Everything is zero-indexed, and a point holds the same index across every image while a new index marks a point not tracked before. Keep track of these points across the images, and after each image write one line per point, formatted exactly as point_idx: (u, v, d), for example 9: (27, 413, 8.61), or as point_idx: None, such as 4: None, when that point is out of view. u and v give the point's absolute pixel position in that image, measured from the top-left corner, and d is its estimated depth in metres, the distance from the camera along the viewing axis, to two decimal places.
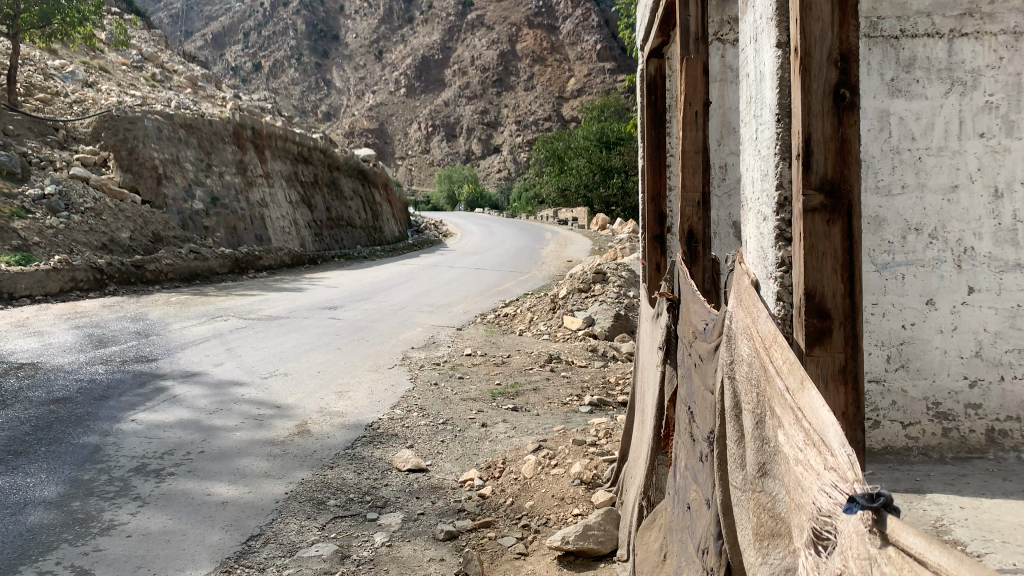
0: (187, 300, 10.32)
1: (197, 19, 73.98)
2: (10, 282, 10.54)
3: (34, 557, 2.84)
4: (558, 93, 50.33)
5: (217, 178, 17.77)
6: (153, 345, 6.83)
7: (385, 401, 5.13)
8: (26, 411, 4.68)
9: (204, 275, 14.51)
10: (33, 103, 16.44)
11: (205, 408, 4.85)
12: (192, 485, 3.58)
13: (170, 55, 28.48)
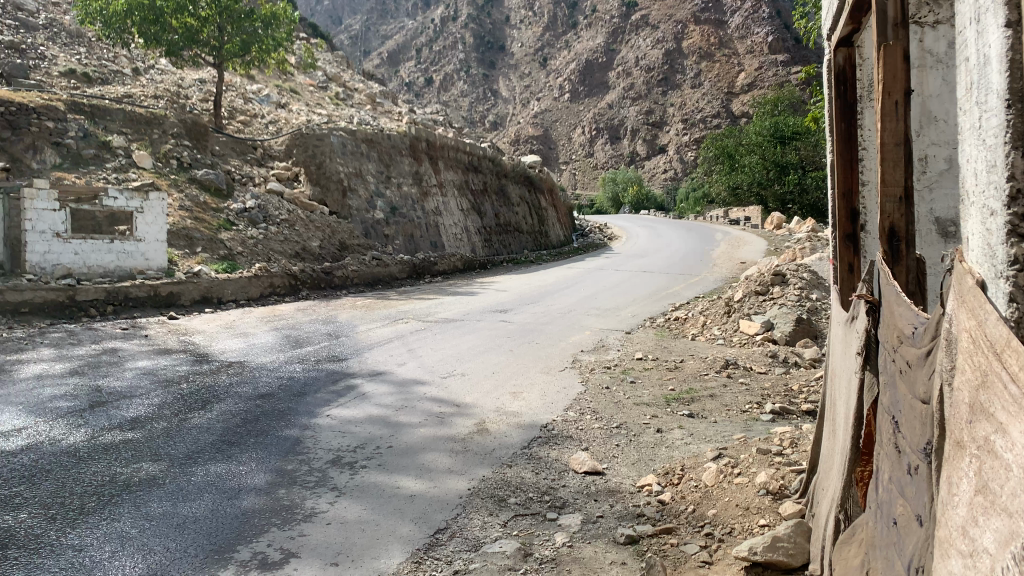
0: (370, 304, 10.98)
1: (374, 38, 78.91)
2: (219, 288, 11.73)
3: (248, 539, 3.12)
4: (728, 88, 47.96)
5: (396, 189, 18.75)
6: (342, 346, 7.30)
7: (558, 403, 5.18)
8: (238, 404, 5.17)
9: (384, 280, 15.34)
10: (235, 125, 18.24)
11: (391, 405, 5.13)
12: (383, 477, 3.80)
13: (351, 74, 30.57)
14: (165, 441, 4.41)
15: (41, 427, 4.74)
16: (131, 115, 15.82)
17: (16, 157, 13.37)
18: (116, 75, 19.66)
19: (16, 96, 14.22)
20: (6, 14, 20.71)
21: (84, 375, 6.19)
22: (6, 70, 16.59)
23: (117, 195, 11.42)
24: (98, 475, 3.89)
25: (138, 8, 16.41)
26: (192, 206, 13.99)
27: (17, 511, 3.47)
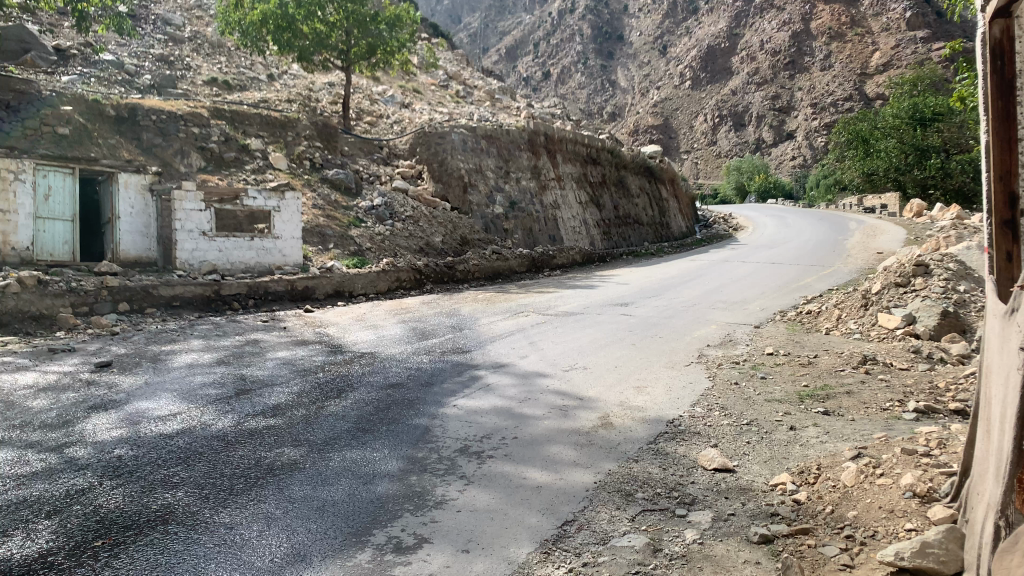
0: (492, 297, 11.15)
1: (492, 34, 79.68)
2: (350, 282, 12.23)
3: (384, 523, 3.24)
4: (861, 69, 45.05)
5: (515, 183, 18.92)
6: (466, 339, 7.44)
7: (684, 398, 5.09)
8: (370, 394, 5.38)
9: (504, 274, 15.53)
10: (363, 126, 19.09)
11: (515, 396, 5.20)
12: (509, 467, 3.86)
13: (471, 71, 31.14)
14: (303, 427, 4.64)
15: (195, 412, 5.12)
16: (267, 119, 16.81)
17: (167, 162, 14.53)
18: (253, 82, 20.86)
19: (166, 105, 15.47)
20: (157, 29, 22.38)
21: (230, 364, 6.62)
22: (157, 82, 17.96)
23: (256, 195, 12.17)
24: (244, 458, 4.15)
25: (272, 16, 17.10)
26: (324, 205, 14.67)
27: (175, 490, 3.76)
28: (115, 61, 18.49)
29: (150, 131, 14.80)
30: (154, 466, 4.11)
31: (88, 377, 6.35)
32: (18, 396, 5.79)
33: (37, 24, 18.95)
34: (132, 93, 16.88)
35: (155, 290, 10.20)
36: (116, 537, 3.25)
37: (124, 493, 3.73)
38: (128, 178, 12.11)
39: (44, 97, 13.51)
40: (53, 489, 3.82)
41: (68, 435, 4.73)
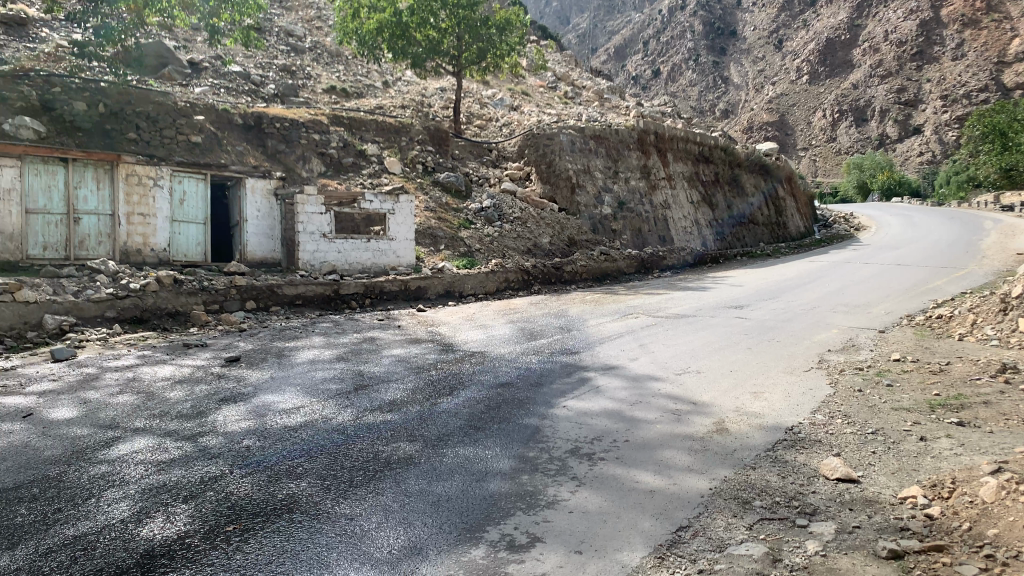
0: (600, 298, 11.10)
1: (601, 34, 79.15)
2: (460, 283, 12.46)
3: (497, 520, 3.29)
4: (998, 58, 42.10)
5: (624, 183, 18.77)
6: (575, 340, 7.44)
7: (804, 405, 4.91)
8: (482, 392, 5.46)
9: (613, 275, 15.43)
10: (473, 129, 19.82)
11: (626, 399, 5.16)
12: (621, 470, 3.83)
13: (580, 72, 31.13)
14: (418, 423, 4.76)
15: (316, 406, 5.34)
16: (382, 125, 17.66)
17: (291, 168, 15.56)
18: (368, 89, 21.62)
19: (290, 113, 16.55)
20: (281, 41, 23.54)
21: (348, 360, 6.88)
22: (281, 90, 18.90)
23: (374, 199, 12.55)
24: (363, 452, 4.30)
25: (387, 25, 17.61)
26: (436, 207, 15.28)
27: (298, 481, 3.93)
28: (243, 72, 19.56)
29: (274, 138, 15.84)
30: (279, 456, 4.32)
31: (218, 371, 6.75)
32: (158, 387, 6.22)
33: (173, 39, 20.30)
34: (258, 103, 17.88)
35: (279, 288, 10.73)
36: (246, 523, 3.43)
37: (253, 482, 3.94)
38: (254, 183, 12.76)
39: (179, 108, 14.88)
40: (189, 475, 4.08)
41: (202, 425, 5.04)
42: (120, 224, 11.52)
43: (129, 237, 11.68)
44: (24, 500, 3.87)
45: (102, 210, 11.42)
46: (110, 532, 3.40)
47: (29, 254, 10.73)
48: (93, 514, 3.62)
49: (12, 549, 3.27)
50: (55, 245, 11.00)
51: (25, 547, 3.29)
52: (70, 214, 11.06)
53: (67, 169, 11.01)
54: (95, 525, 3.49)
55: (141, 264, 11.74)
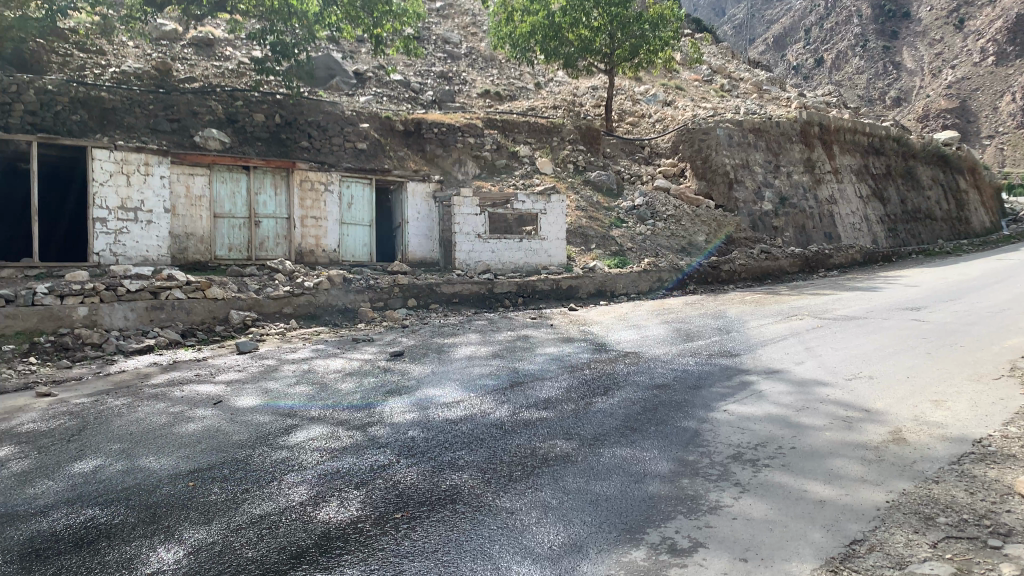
0: (760, 298, 10.70)
1: (759, 23, 75.98)
2: (613, 282, 12.41)
3: (657, 523, 3.25)
4: None
5: (785, 178, 17.97)
6: (734, 341, 7.22)
7: (995, 416, 4.51)
8: (638, 393, 5.42)
9: (773, 274, 14.81)
10: (625, 127, 19.74)
11: (791, 404, 4.94)
12: (789, 479, 3.67)
13: (737, 64, 30.16)
14: (574, 422, 4.79)
15: (475, 401, 5.50)
16: (534, 126, 18.03)
17: (447, 171, 16.31)
18: (521, 91, 22.00)
19: (447, 118, 17.33)
20: (438, 48, 24.43)
21: (504, 358, 7.03)
22: (438, 96, 19.65)
23: (525, 200, 12.75)
24: (522, 447, 4.39)
25: (540, 27, 17.98)
26: (587, 206, 15.41)
27: (460, 472, 4.07)
28: (403, 80, 20.47)
29: (433, 143, 16.71)
30: (442, 448, 4.48)
31: (384, 364, 7.10)
32: (330, 379, 6.64)
33: (340, 51, 21.52)
34: (417, 109, 18.69)
35: (437, 287, 11.14)
36: (412, 511, 3.59)
37: (417, 472, 4.11)
38: (415, 187, 13.31)
39: (347, 117, 16.04)
40: (361, 463, 4.32)
41: (370, 415, 5.32)
42: (295, 226, 12.35)
43: (303, 239, 12.50)
44: (218, 479, 4.25)
45: (280, 214, 12.31)
46: (291, 513, 3.66)
47: (217, 255, 11.80)
48: (277, 495, 3.93)
49: (209, 524, 3.61)
50: (238, 246, 12.00)
51: (220, 523, 3.61)
52: (251, 218, 12.06)
53: (248, 176, 12.02)
54: (277, 505, 3.77)
55: (314, 264, 12.54)
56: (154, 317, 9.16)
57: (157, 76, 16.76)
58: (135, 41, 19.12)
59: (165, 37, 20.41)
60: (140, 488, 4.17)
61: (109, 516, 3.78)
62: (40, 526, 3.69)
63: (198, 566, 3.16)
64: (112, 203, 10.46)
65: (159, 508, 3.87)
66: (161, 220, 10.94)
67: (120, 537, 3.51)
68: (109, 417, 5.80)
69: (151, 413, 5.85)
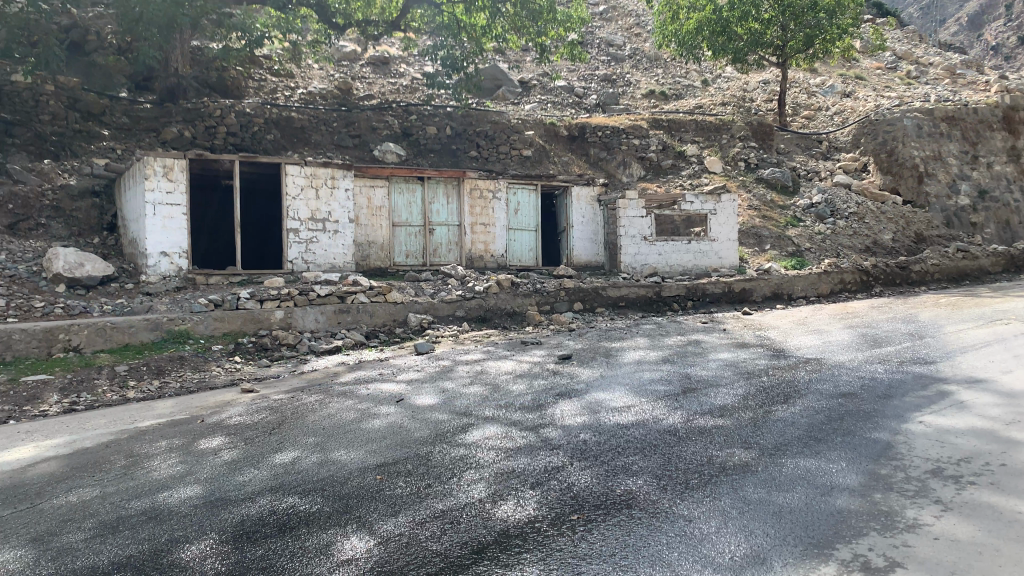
0: (957, 302, 9.85)
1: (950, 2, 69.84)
2: (789, 284, 11.87)
3: (847, 538, 3.09)
4: None
5: (985, 169, 16.43)
6: (929, 348, 6.69)
7: None
8: (821, 402, 5.15)
9: (972, 275, 13.55)
10: (800, 121, 18.86)
11: (998, 417, 4.51)
12: (999, 498, 3.36)
13: (926, 48, 27.95)
14: (752, 430, 4.64)
15: (647, 406, 5.45)
16: (702, 124, 17.75)
17: (612, 173, 16.36)
18: (688, 90, 21.59)
19: (612, 121, 17.34)
20: (602, 51, 24.48)
21: (676, 363, 6.92)
22: (602, 99, 19.67)
23: (694, 199, 12.47)
24: (697, 455, 4.30)
25: (707, 23, 17.53)
26: (760, 205, 14.95)
27: (635, 477, 4.05)
28: (568, 85, 20.64)
29: (597, 147, 16.88)
30: (615, 452, 4.49)
31: (554, 367, 7.20)
32: (502, 380, 6.82)
33: (506, 61, 22.10)
34: (582, 114, 18.84)
35: (604, 291, 11.14)
36: (587, 514, 3.61)
37: (592, 475, 4.14)
38: (580, 191, 13.39)
39: (512, 125, 16.49)
40: (535, 464, 4.40)
41: (542, 417, 5.41)
42: (466, 233, 12.76)
43: (473, 244, 12.89)
44: (402, 474, 4.48)
45: (452, 221, 12.80)
46: (471, 510, 3.80)
47: (395, 261, 12.45)
48: (457, 491, 4.09)
49: (396, 516, 3.81)
50: (415, 253, 12.58)
51: (406, 515, 3.81)
52: (426, 225, 12.62)
53: (423, 186, 12.59)
54: (458, 502, 3.92)
55: (483, 269, 12.90)
56: (341, 319, 9.80)
57: (338, 95, 17.96)
58: (320, 63, 20.55)
59: (345, 58, 21.78)
60: (334, 479, 4.49)
61: (308, 504, 4.10)
62: (250, 511, 4.06)
63: (387, 555, 3.35)
64: (303, 215, 11.32)
65: (350, 499, 4.14)
66: (346, 230, 11.70)
67: (317, 524, 3.79)
68: (304, 413, 6.27)
69: (340, 409, 6.27)
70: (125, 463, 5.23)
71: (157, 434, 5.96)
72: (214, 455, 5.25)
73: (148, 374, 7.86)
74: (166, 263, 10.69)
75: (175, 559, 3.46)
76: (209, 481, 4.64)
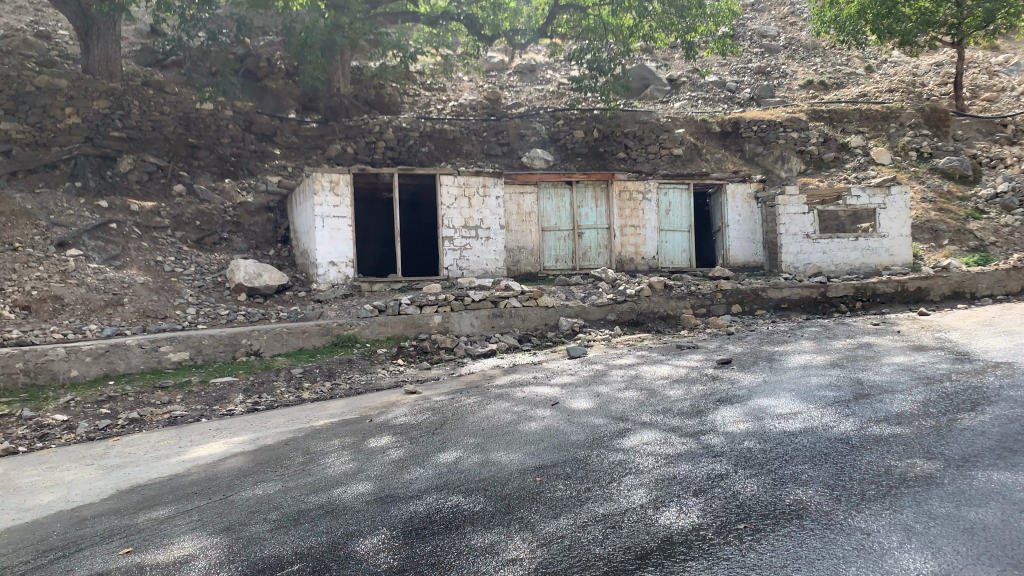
0: None
1: None
2: (972, 282, 10.95)
3: None
4: None
5: None
6: None
7: None
8: (1015, 410, 4.72)
9: None
10: (980, 104, 17.35)
11: None
12: None
13: None
14: (935, 440, 4.32)
15: (815, 413, 5.20)
16: (867, 113, 16.73)
17: (770, 170, 15.79)
18: (849, 77, 20.42)
19: (768, 115, 16.71)
20: (755, 44, 23.63)
21: (845, 367, 6.55)
22: (757, 93, 18.99)
23: (861, 194, 11.78)
24: (873, 465, 4.06)
25: (871, 6, 16.45)
26: (936, 198, 13.91)
27: (805, 487, 3.88)
28: (718, 81, 20.06)
29: (752, 142, 16.41)
30: (782, 461, 4.31)
31: (713, 372, 7.01)
32: (658, 385, 6.73)
33: (655, 61, 21.80)
34: (735, 109, 18.29)
35: (763, 292, 10.74)
36: (756, 523, 3.50)
37: (757, 483, 4.01)
38: (735, 188, 12.99)
39: (662, 125, 16.26)
40: (697, 471, 4.31)
41: (703, 423, 5.28)
42: (616, 235, 12.70)
43: (623, 247, 12.80)
44: (561, 477, 4.52)
45: (601, 224, 12.78)
46: (632, 515, 3.78)
47: (546, 266, 12.60)
48: (618, 496, 4.07)
49: (557, 518, 3.85)
50: (565, 257, 12.68)
51: (568, 518, 3.84)
52: (575, 229, 12.68)
53: (572, 190, 12.65)
54: (619, 507, 3.91)
55: (634, 272, 12.77)
56: (495, 324, 10.03)
57: (488, 104, 18.41)
58: (470, 74, 21.13)
59: (494, 68, 22.29)
60: (496, 480, 4.60)
61: (471, 503, 4.22)
62: (418, 508, 4.23)
63: (551, 557, 3.40)
64: (457, 223, 11.68)
65: (512, 500, 4.22)
66: (497, 236, 11.97)
67: (481, 524, 3.90)
68: (463, 414, 6.46)
69: (498, 412, 6.41)
70: (302, 459, 5.60)
71: (330, 433, 6.35)
72: (382, 453, 5.52)
73: (320, 376, 8.38)
74: (333, 272, 11.36)
75: (350, 552, 3.66)
76: (378, 479, 4.89)
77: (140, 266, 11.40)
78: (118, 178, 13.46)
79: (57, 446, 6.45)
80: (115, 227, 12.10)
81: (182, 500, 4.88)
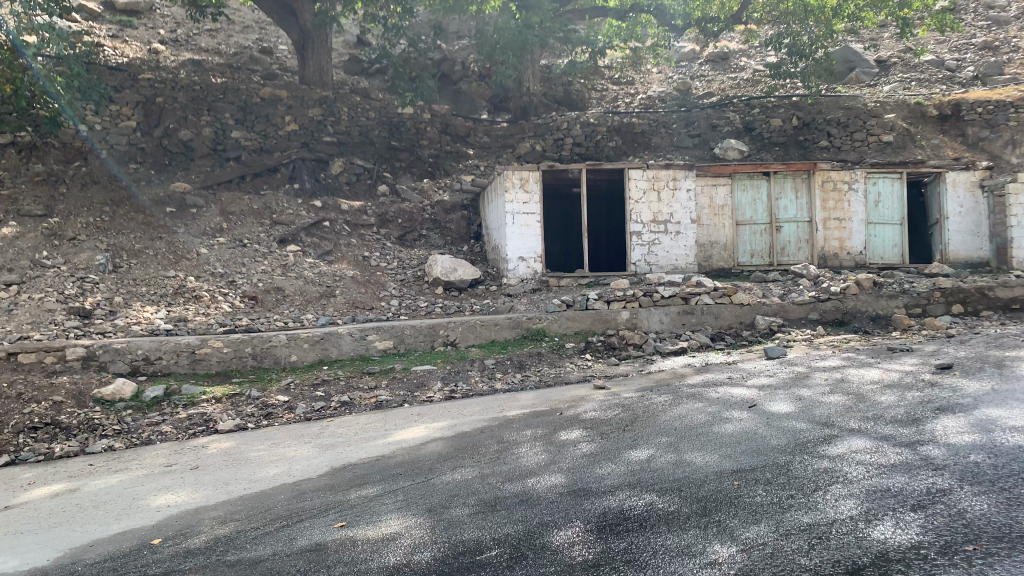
0: None
1: None
2: None
3: None
4: None
5: None
6: None
7: None
8: None
9: None
10: None
11: None
12: None
13: None
14: None
15: None
16: None
17: (998, 155, 14.25)
18: None
19: (997, 94, 15.09)
20: (979, 17, 21.42)
21: None
22: (982, 71, 17.21)
23: None
24: None
25: None
26: None
27: None
28: (936, 60, 18.38)
29: (977, 125, 14.88)
30: (1017, 479, 3.89)
31: (930, 377, 6.44)
32: (867, 390, 6.27)
33: (861, 41, 20.37)
34: (956, 89, 16.67)
35: (990, 291, 9.78)
36: (988, 546, 3.19)
37: (988, 503, 3.64)
38: (956, 177, 11.85)
39: (870, 110, 15.15)
40: (914, 484, 3.99)
41: (919, 433, 4.87)
42: (817, 229, 12.00)
43: (826, 242, 12.07)
44: (760, 482, 4.35)
45: (801, 217, 12.13)
46: (841, 526, 3.56)
47: (739, 261, 12.18)
48: (824, 506, 3.85)
49: (757, 525, 3.71)
50: (760, 252, 12.19)
51: (769, 525, 3.69)
52: (772, 223, 12.14)
53: (769, 181, 12.12)
54: (826, 517, 3.70)
55: (838, 268, 12.01)
56: (686, 321, 9.83)
57: (679, 96, 18.06)
58: (660, 66, 20.80)
59: (684, 58, 21.89)
60: (691, 481, 4.50)
61: (665, 503, 4.17)
62: (611, 504, 4.24)
63: (752, 564, 3.28)
64: (646, 218, 11.58)
65: (709, 502, 4.12)
66: (688, 230, 11.70)
67: (677, 524, 3.84)
68: (655, 413, 6.37)
69: (691, 412, 6.27)
70: (497, 448, 5.79)
71: (523, 424, 6.51)
72: (575, 447, 5.58)
73: (512, 368, 8.63)
74: (523, 267, 11.62)
75: (547, 543, 3.73)
76: (571, 472, 4.95)
77: (349, 261, 12.30)
78: (331, 180, 14.61)
79: (279, 425, 7.12)
80: (328, 224, 13.13)
81: (389, 480, 5.21)
